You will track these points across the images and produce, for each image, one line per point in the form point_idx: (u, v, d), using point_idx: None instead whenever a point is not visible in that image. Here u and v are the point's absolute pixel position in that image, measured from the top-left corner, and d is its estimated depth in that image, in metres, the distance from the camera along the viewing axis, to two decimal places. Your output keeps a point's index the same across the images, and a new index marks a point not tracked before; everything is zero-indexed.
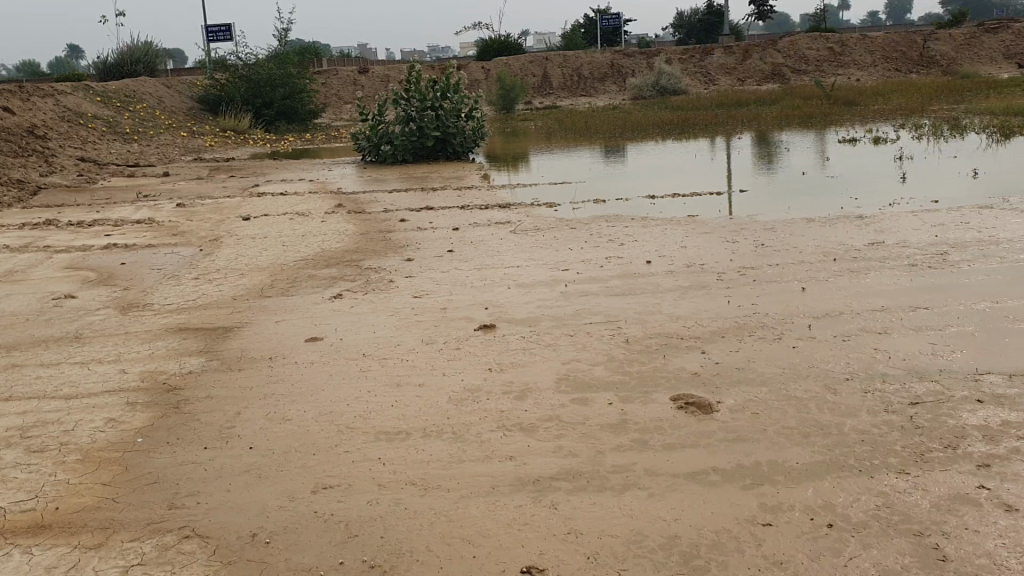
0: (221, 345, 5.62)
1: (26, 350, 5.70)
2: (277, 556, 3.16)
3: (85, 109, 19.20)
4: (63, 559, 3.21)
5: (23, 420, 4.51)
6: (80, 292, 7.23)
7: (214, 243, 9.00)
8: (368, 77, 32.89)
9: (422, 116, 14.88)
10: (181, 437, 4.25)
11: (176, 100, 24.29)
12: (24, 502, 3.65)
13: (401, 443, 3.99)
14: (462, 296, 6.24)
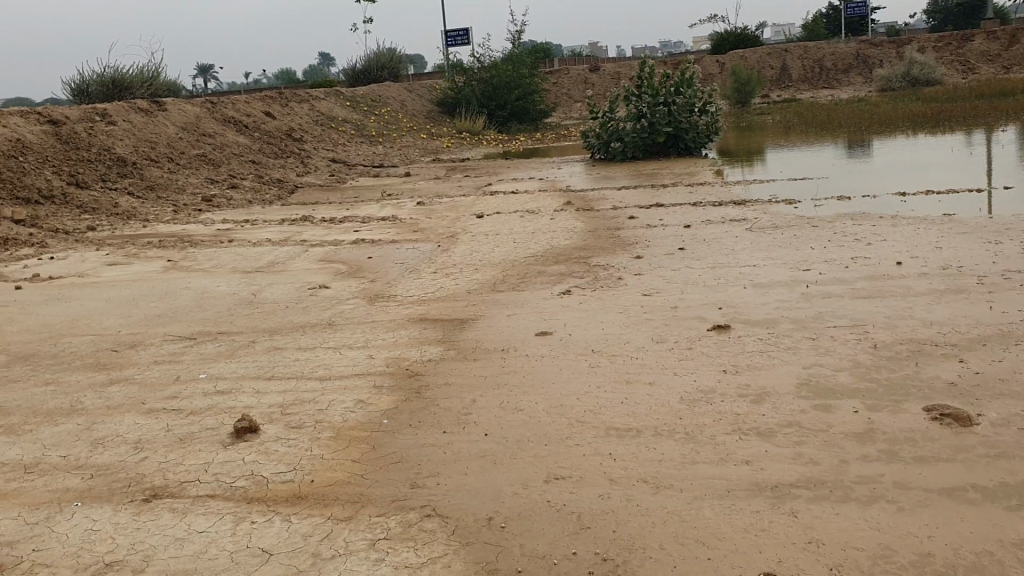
0: (459, 335, 5.86)
1: (286, 334, 6.21)
2: (512, 541, 3.23)
3: (336, 113, 20.65)
4: (318, 529, 3.45)
5: (284, 398, 4.91)
6: (333, 283, 7.77)
7: (452, 239, 9.39)
8: (600, 75, 33.16)
9: (654, 112, 14.80)
10: (421, 421, 4.46)
11: (418, 103, 25.61)
12: (285, 473, 3.96)
13: (632, 440, 3.97)
14: (696, 295, 6.15)
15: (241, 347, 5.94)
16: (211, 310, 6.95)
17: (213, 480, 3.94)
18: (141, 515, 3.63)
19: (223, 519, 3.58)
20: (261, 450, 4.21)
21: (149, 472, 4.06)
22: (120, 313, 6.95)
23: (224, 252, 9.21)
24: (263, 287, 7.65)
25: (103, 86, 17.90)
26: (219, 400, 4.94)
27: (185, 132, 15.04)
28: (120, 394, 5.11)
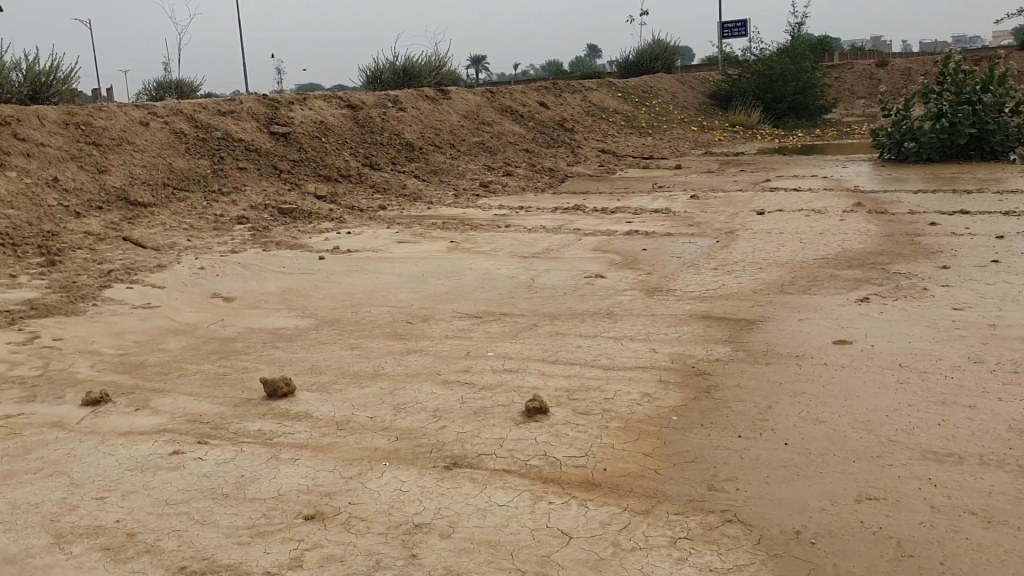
0: (746, 336, 5.64)
1: (567, 320, 6.28)
2: (824, 559, 3.05)
3: (608, 103, 20.85)
4: (615, 518, 3.43)
5: (570, 383, 4.96)
6: (610, 272, 7.78)
7: (730, 236, 9.14)
8: (887, 70, 31.13)
9: (955, 111, 13.73)
10: (714, 422, 4.32)
11: (690, 96, 25.30)
12: (577, 458, 3.98)
13: (954, 467, 3.62)
14: (1017, 314, 5.55)
15: (525, 329, 6.08)
16: (494, 291, 7.17)
17: (508, 456, 4.03)
18: (443, 482, 3.77)
19: (521, 496, 3.64)
20: (553, 433, 4.25)
21: (449, 441, 4.22)
22: (411, 287, 7.34)
23: (502, 237, 9.50)
24: (542, 273, 7.80)
25: (394, 75, 19.12)
26: (508, 378, 5.07)
27: (466, 120, 15.71)
28: (416, 363, 5.38)
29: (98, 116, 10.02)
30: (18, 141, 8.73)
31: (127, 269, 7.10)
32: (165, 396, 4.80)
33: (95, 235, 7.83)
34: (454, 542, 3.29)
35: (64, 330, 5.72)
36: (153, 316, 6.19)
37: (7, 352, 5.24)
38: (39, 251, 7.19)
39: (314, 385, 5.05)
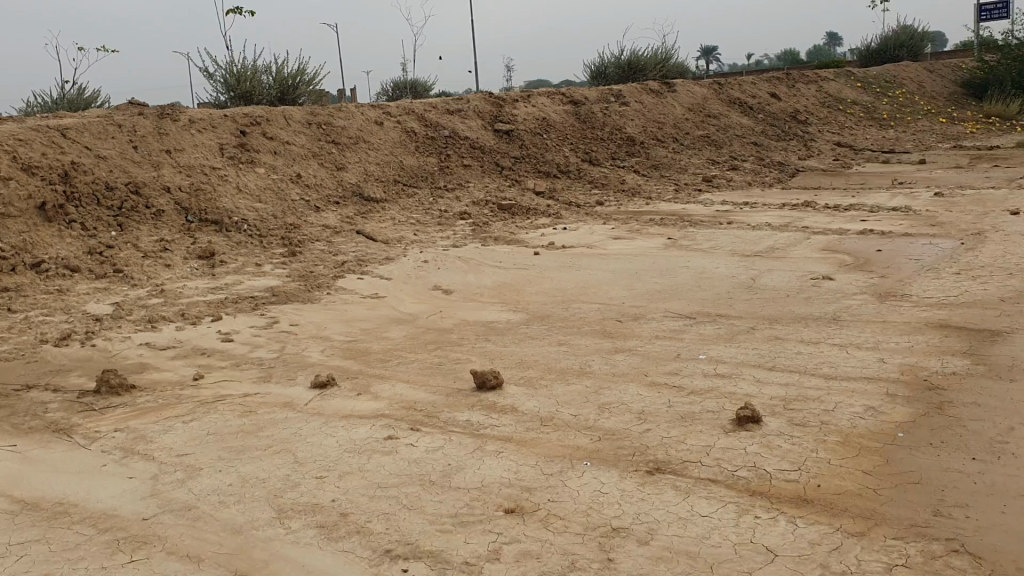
0: (989, 349, 5.15)
1: (788, 324, 5.99)
2: None
3: (845, 94, 19.76)
4: (826, 539, 3.22)
5: (786, 391, 4.72)
6: (838, 274, 7.35)
7: (978, 237, 8.38)
8: None
9: None
10: (945, 442, 3.96)
11: (938, 84, 23.49)
12: (789, 472, 3.77)
13: None
14: None
15: (741, 332, 5.86)
16: (710, 291, 6.97)
17: (714, 465, 3.88)
18: (645, 487, 3.69)
19: (725, 507, 3.49)
20: (763, 444, 4.06)
21: (654, 445, 4.13)
22: (626, 284, 7.29)
23: (723, 234, 9.23)
24: (763, 273, 7.49)
25: (619, 70, 19.08)
26: (719, 383, 4.90)
27: (691, 114, 15.41)
28: (625, 363, 5.32)
29: (338, 116, 10.66)
30: (268, 139, 9.46)
31: (357, 261, 7.50)
32: (384, 382, 5.01)
33: (330, 228, 8.35)
34: (653, 550, 3.21)
35: (299, 316, 6.11)
36: (378, 306, 6.50)
37: (249, 335, 5.66)
38: (282, 242, 7.75)
39: (523, 379, 5.12)
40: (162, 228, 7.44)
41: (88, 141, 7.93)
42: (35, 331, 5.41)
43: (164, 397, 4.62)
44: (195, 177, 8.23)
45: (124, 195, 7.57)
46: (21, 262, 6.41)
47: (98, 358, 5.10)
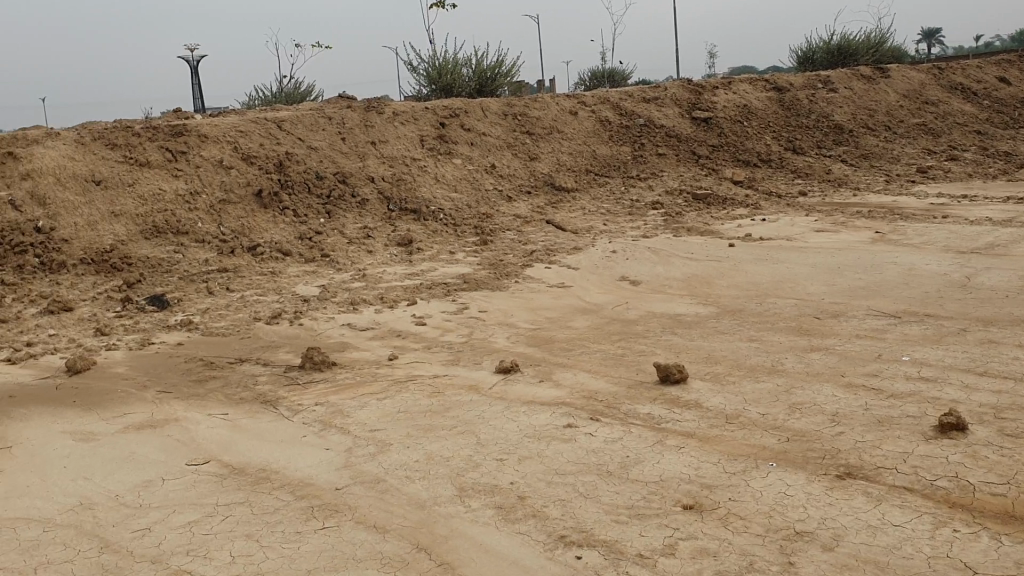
0: None
1: (1006, 327, 5.54)
2: None
3: None
4: None
5: (998, 399, 4.37)
6: None
7: None
8: None
9: None
10: None
11: None
12: (996, 486, 3.49)
13: None
14: None
15: (950, 334, 5.48)
16: (918, 290, 6.55)
17: (911, 473, 3.66)
18: (833, 491, 3.52)
19: (921, 518, 3.29)
20: (968, 454, 3.79)
21: (845, 449, 3.94)
22: (824, 280, 6.98)
23: (936, 228, 8.63)
24: (980, 271, 6.96)
25: (828, 54, 18.25)
26: (922, 388, 4.60)
27: (905, 100, 14.51)
28: (819, 362, 5.10)
29: (534, 107, 10.80)
30: (465, 131, 9.73)
31: (547, 250, 7.59)
32: (568, 370, 5.05)
33: (522, 217, 8.49)
34: (837, 557, 3.04)
35: (489, 303, 6.26)
36: (566, 296, 6.55)
37: (442, 319, 5.86)
38: (475, 231, 7.96)
39: (709, 374, 5.01)
40: (365, 215, 7.81)
41: (301, 133, 8.46)
42: (250, 310, 5.84)
43: (361, 374, 4.87)
44: (397, 167, 8.58)
45: (332, 184, 7.98)
46: (240, 245, 6.89)
47: (303, 337, 5.44)
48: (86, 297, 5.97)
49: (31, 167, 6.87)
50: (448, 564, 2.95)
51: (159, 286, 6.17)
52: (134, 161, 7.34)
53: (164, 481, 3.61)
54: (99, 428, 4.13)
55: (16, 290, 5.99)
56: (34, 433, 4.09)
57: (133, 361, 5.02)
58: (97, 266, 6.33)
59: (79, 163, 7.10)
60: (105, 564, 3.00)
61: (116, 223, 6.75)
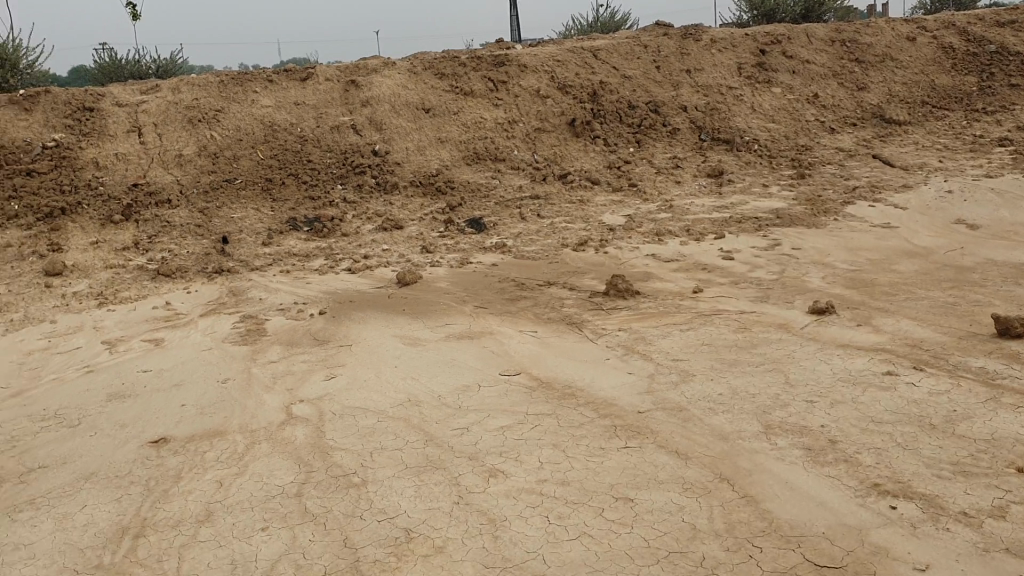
0: None
1: None
2: None
3: None
4: None
5: None
6: None
7: None
8: None
9: None
10: None
11: None
12: None
13: None
14: None
15: None
16: None
17: None
18: None
19: None
20: None
21: None
22: None
23: None
24: None
25: None
26: None
27: None
28: None
29: (867, 33, 9.92)
30: (787, 58, 9.20)
31: (871, 187, 7.05)
32: (889, 317, 4.50)
33: (844, 150, 7.92)
34: None
35: (803, 241, 5.85)
36: (890, 237, 6.02)
37: (750, 255, 5.54)
38: (792, 163, 7.56)
39: None
40: (676, 145, 7.70)
41: (617, 62, 8.46)
42: (560, 236, 6.01)
43: (664, 304, 4.72)
44: (712, 97, 8.35)
45: (645, 113, 7.92)
46: (552, 173, 7.09)
47: (609, 265, 5.46)
48: (414, 217, 6.44)
49: (371, 95, 7.49)
50: (751, 497, 2.89)
51: (478, 210, 6.53)
52: (459, 90, 7.78)
53: (480, 387, 3.86)
54: (423, 335, 4.50)
55: (356, 207, 6.54)
56: (370, 335, 4.54)
57: (453, 278, 5.38)
58: (425, 188, 6.81)
59: (412, 92, 7.65)
60: (430, 455, 3.28)
61: (442, 149, 7.22)
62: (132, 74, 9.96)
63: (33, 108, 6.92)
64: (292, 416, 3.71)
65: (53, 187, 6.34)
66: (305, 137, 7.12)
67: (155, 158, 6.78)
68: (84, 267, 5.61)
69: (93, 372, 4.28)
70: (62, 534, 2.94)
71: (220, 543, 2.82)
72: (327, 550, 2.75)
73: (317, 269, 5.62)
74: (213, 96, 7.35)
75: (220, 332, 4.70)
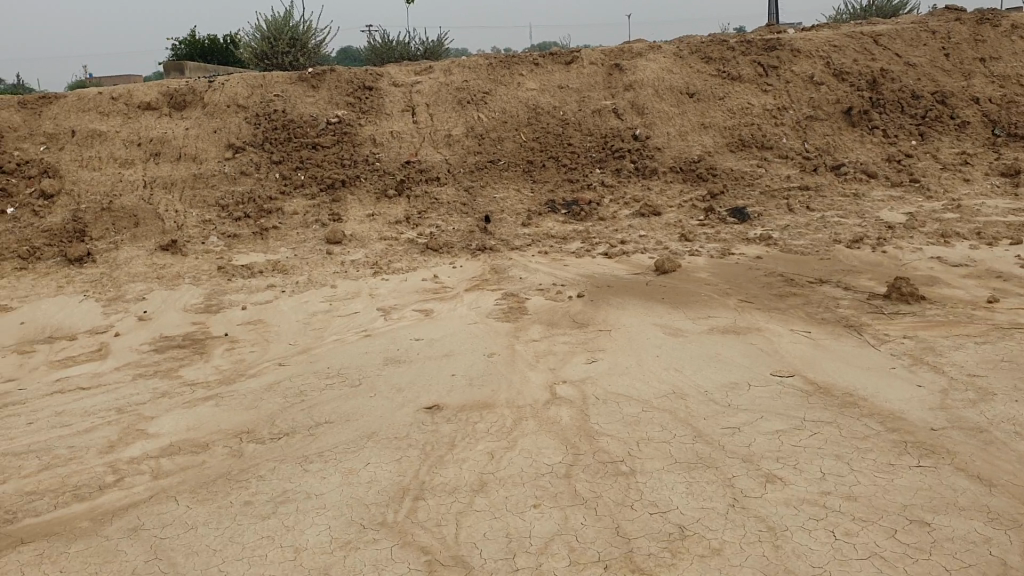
0: None
1: None
2: None
3: None
4: None
5: None
6: None
7: None
8: None
9: None
10: None
11: None
12: None
13: None
14: None
15: None
16: None
17: None
18: None
19: None
20: None
21: None
22: None
23: None
24: None
25: None
26: None
27: None
28: None
29: None
30: None
31: None
32: None
33: None
34: None
35: None
36: None
37: None
38: None
39: None
40: (964, 139, 7.04)
41: (900, 48, 7.90)
42: (831, 231, 5.68)
43: (953, 314, 4.34)
44: (1008, 88, 7.60)
45: (930, 104, 7.31)
46: (823, 164, 6.74)
47: (887, 266, 5.10)
48: (674, 204, 6.33)
49: (635, 79, 7.45)
50: None
51: (742, 200, 6.31)
52: (725, 76, 7.59)
53: (750, 386, 3.72)
54: (686, 326, 4.40)
55: (615, 191, 6.52)
56: (632, 321, 4.50)
57: (715, 268, 5.23)
58: (686, 175, 6.68)
59: (677, 76, 7.54)
60: (701, 452, 3.19)
61: (704, 135, 7.06)
62: (402, 55, 10.48)
63: (320, 86, 7.42)
64: (556, 396, 3.74)
65: (333, 160, 6.77)
66: (566, 120, 7.19)
67: (426, 137, 7.08)
68: (360, 237, 5.95)
69: (369, 336, 4.52)
70: (349, 488, 3.11)
71: (494, 515, 2.88)
72: (599, 536, 2.73)
73: (576, 251, 5.65)
74: (482, 79, 7.60)
75: (485, 307, 4.83)
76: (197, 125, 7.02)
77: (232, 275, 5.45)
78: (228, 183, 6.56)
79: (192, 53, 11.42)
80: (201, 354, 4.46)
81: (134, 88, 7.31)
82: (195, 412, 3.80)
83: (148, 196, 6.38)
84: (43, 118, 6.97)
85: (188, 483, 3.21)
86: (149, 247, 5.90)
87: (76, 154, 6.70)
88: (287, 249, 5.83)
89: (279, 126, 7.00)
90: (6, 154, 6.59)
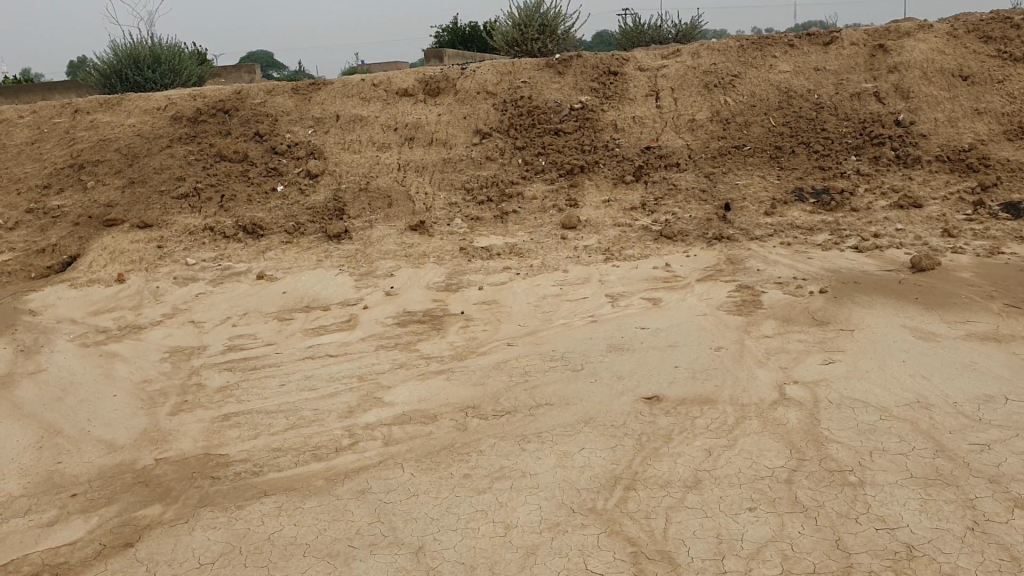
0: None
1: None
2: None
3: None
4: None
5: None
6: None
7: None
8: None
9: None
10: None
11: None
12: None
13: None
14: None
15: None
16: None
17: None
18: None
19: None
20: None
21: None
22: None
23: None
24: None
25: None
26: None
27: None
28: None
29: None
30: None
31: None
32: None
33: None
34: None
35: None
36: None
37: None
38: None
39: None
40: None
41: None
42: None
43: None
44: None
45: None
46: None
47: None
48: (936, 196, 5.83)
49: (900, 61, 6.92)
50: None
51: (1016, 194, 5.70)
52: (1007, 57, 6.88)
53: (1006, 400, 3.37)
54: (938, 330, 4.05)
55: (870, 180, 6.11)
56: (876, 321, 4.20)
57: (979, 268, 4.76)
58: (953, 164, 6.13)
59: (949, 57, 6.93)
60: (941, 468, 2.93)
61: (977, 121, 6.45)
62: (653, 39, 10.39)
63: (566, 72, 7.52)
64: (785, 397, 3.58)
65: (575, 146, 6.84)
66: (821, 105, 6.81)
67: (669, 123, 6.97)
68: (595, 223, 5.97)
69: (597, 322, 4.53)
70: (563, 471, 3.14)
71: (706, 513, 2.81)
72: (817, 548, 2.58)
73: (821, 244, 5.35)
74: (731, 62, 7.36)
75: (717, 299, 4.70)
76: (448, 111, 7.34)
77: (471, 257, 5.66)
78: (474, 168, 6.81)
79: (453, 41, 11.97)
80: (437, 330, 4.67)
81: (394, 76, 7.75)
82: (426, 384, 3.99)
83: (400, 179, 6.76)
84: (313, 104, 7.56)
85: (415, 452, 3.39)
86: (399, 227, 6.26)
87: (339, 138, 7.21)
88: (524, 233, 5.96)
89: (525, 112, 7.16)
90: (279, 137, 7.22)
